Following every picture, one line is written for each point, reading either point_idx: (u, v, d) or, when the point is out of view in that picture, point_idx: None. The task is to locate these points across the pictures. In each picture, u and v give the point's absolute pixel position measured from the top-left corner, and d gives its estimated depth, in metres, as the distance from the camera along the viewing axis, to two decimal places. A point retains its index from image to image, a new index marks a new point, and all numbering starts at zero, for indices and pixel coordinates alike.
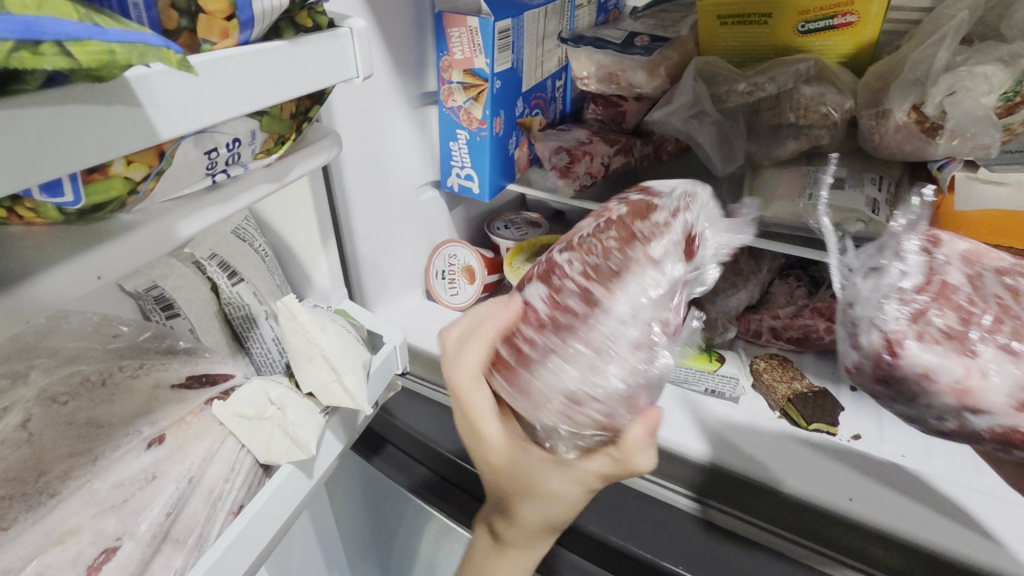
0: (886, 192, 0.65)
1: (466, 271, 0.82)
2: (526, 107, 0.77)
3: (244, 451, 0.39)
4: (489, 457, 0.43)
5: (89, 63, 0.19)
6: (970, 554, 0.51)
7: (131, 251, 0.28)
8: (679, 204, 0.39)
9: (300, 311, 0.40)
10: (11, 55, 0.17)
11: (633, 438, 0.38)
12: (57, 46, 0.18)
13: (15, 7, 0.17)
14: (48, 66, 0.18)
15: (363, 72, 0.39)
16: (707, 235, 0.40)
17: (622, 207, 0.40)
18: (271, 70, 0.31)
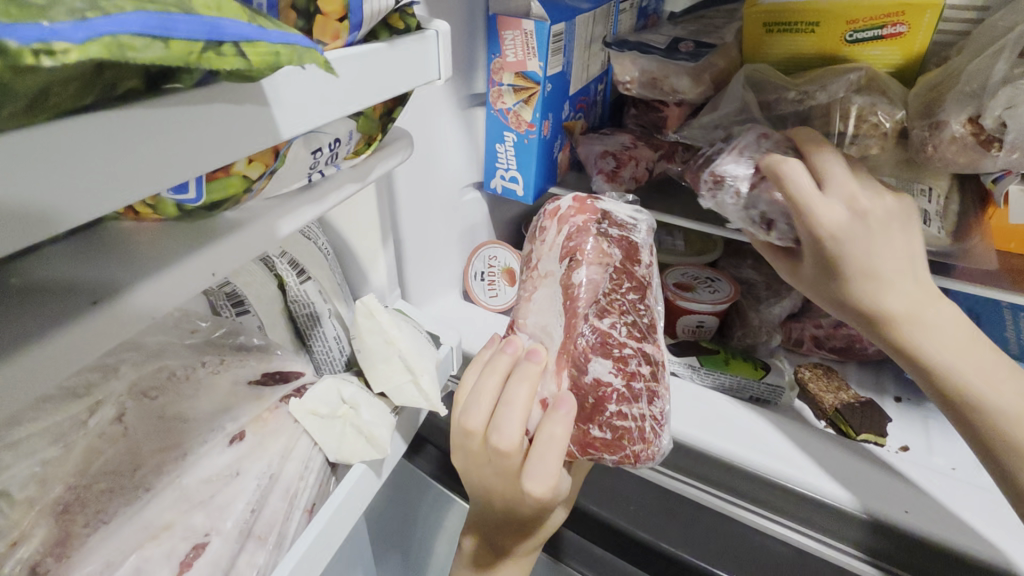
0: (936, 204, 0.66)
1: (507, 272, 0.82)
2: (571, 110, 0.77)
3: (316, 449, 0.40)
4: (471, 448, 0.51)
5: (260, 65, 0.19)
6: None
7: (240, 249, 0.28)
8: (627, 242, 0.50)
9: (378, 310, 0.41)
10: (199, 55, 0.17)
11: (558, 431, 0.46)
12: (235, 47, 0.18)
13: (201, 9, 0.18)
14: (228, 68, 0.18)
15: (444, 74, 0.39)
16: (648, 263, 0.51)
17: (588, 243, 0.49)
18: (371, 72, 0.31)
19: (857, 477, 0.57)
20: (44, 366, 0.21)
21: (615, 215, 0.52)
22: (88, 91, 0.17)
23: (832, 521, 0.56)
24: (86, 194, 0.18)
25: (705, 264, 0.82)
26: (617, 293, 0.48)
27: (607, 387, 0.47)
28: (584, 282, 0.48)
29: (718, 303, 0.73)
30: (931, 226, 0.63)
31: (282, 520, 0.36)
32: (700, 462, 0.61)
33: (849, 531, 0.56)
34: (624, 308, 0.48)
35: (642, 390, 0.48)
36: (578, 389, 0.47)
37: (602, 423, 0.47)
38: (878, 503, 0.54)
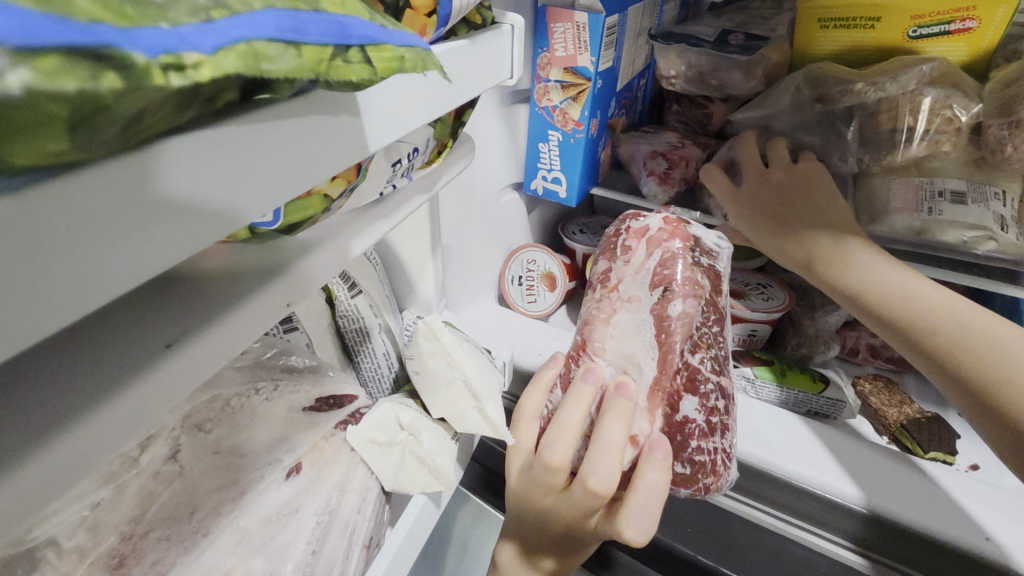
0: (1011, 208, 0.61)
1: (547, 277, 0.79)
2: (616, 107, 0.73)
3: (373, 478, 0.37)
4: (539, 478, 0.47)
5: (383, 70, 0.17)
6: None
7: (313, 274, 0.25)
8: (717, 271, 0.47)
9: (442, 331, 0.37)
10: (331, 61, 0.15)
11: (653, 478, 0.43)
12: (362, 51, 0.16)
13: (326, 4, 0.16)
14: (355, 78, 0.16)
15: (517, 72, 0.35)
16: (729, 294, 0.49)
17: (684, 272, 0.45)
18: (455, 71, 0.27)
19: (942, 501, 0.50)
20: (147, 400, 0.18)
21: (705, 241, 0.48)
22: (185, 110, 0.14)
23: (919, 553, 0.50)
24: (196, 162, 0.15)
25: (754, 269, 0.78)
26: (707, 328, 0.45)
27: (692, 424, 0.45)
28: (681, 317, 0.44)
29: (773, 310, 0.69)
30: (1012, 231, 0.58)
31: (342, 559, 0.33)
32: (749, 478, 0.57)
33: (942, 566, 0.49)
34: (710, 343, 0.46)
35: (720, 426, 0.46)
36: (669, 427, 0.46)
37: (683, 458, 0.46)
38: (955, 528, 0.48)
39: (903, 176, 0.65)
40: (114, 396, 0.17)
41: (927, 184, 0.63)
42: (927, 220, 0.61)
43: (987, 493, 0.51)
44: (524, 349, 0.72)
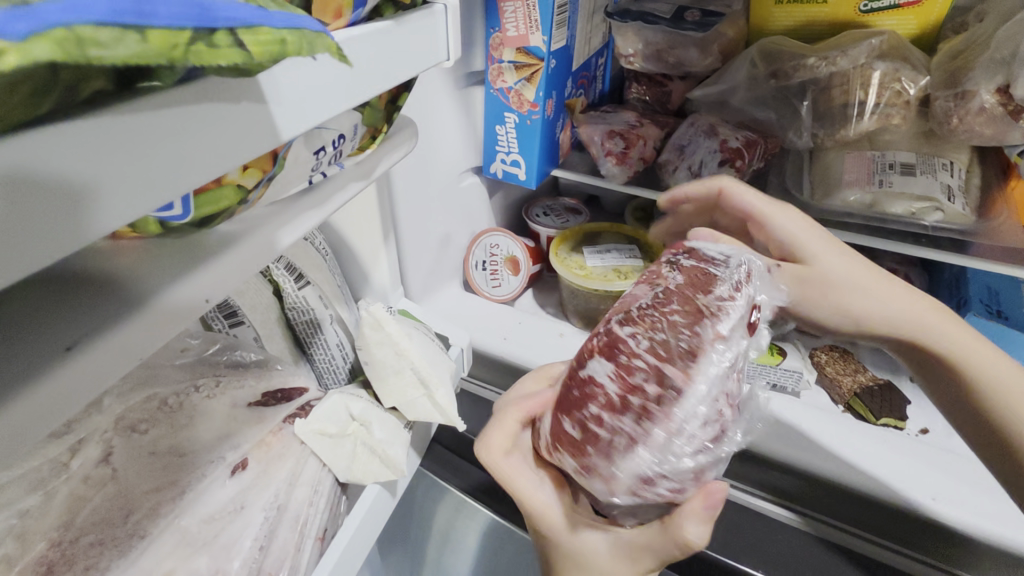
0: (958, 179, 0.63)
1: (510, 261, 0.79)
2: (573, 87, 0.73)
3: (325, 470, 0.37)
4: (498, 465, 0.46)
5: (260, 54, 0.17)
6: None
7: (234, 269, 0.25)
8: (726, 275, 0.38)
9: (386, 320, 0.36)
10: (189, 46, 0.15)
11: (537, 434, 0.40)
12: (231, 34, 0.16)
13: None
14: (223, 61, 0.16)
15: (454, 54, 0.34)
16: (735, 303, 0.37)
17: (674, 274, 0.39)
18: (379, 54, 0.27)
19: (895, 470, 0.52)
20: (51, 402, 0.18)
21: (707, 250, 0.40)
22: (43, 98, 0.14)
23: (873, 517, 0.53)
24: (111, 184, 0.16)
25: None
26: (656, 309, 0.36)
27: (597, 388, 0.36)
28: (631, 296, 0.39)
29: None
30: (958, 201, 0.59)
31: (293, 552, 0.33)
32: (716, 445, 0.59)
33: (894, 528, 0.52)
34: (654, 322, 0.36)
35: (635, 407, 0.35)
36: (572, 379, 0.38)
37: (576, 418, 0.37)
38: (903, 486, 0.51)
39: (856, 151, 0.66)
40: (10, 399, 0.17)
41: (878, 157, 0.64)
42: (878, 193, 0.62)
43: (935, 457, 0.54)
44: (488, 335, 0.73)
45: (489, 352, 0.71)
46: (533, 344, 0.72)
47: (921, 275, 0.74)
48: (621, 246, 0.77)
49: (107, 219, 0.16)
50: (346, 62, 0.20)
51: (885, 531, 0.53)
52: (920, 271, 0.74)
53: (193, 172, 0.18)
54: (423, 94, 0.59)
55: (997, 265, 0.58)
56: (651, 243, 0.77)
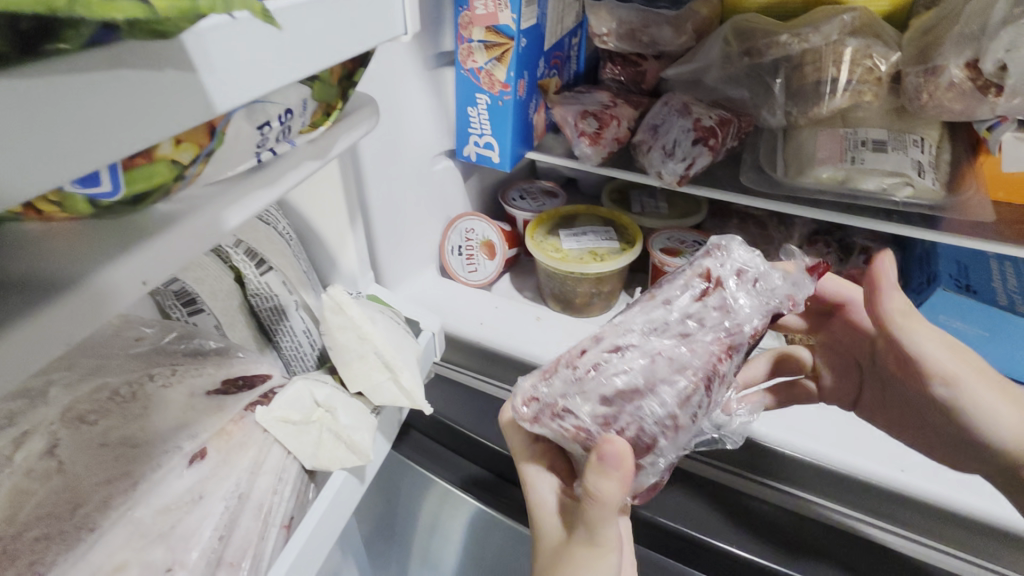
0: (928, 155, 0.63)
1: (486, 245, 0.78)
2: (545, 67, 0.72)
3: (290, 458, 0.36)
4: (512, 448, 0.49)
5: (165, 11, 0.17)
6: None
7: (175, 249, 0.24)
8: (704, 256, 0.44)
9: (349, 304, 0.35)
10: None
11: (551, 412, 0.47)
12: None
13: None
14: (122, 16, 0.16)
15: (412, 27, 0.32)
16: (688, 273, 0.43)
17: None
18: (322, 24, 0.25)
19: (855, 444, 0.56)
20: None
21: None
22: None
23: (837, 485, 0.54)
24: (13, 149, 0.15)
25: (690, 226, 0.79)
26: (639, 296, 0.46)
27: None
28: None
29: None
30: (927, 176, 0.60)
31: (256, 541, 0.32)
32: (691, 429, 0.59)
33: (858, 497, 0.53)
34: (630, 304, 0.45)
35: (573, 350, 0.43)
36: None
37: None
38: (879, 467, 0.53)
39: (828, 129, 0.65)
40: None
41: (851, 135, 0.63)
42: (849, 170, 0.62)
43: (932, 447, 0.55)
44: (465, 323, 0.72)
45: (465, 337, 0.70)
46: (510, 328, 0.72)
47: (894, 251, 0.75)
48: (597, 229, 0.76)
49: (24, 191, 0.15)
50: (273, 22, 0.20)
51: (848, 501, 0.54)
52: (892, 247, 0.75)
53: (112, 139, 0.18)
54: (377, 74, 0.57)
55: (965, 239, 0.59)
56: (627, 224, 0.76)
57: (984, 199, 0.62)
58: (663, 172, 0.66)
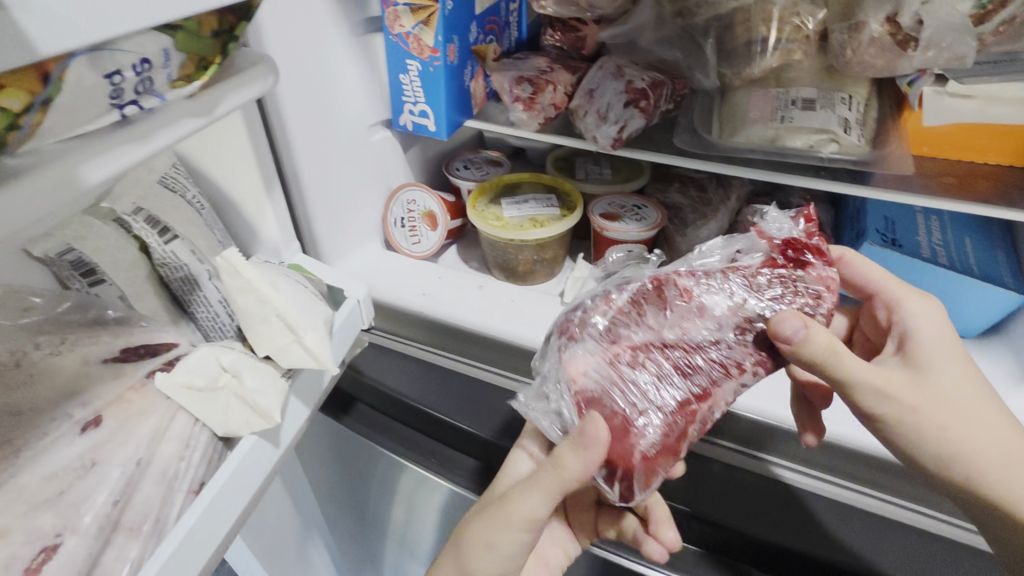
0: (855, 112, 0.64)
1: (427, 216, 0.77)
2: (480, 32, 0.70)
3: (199, 425, 0.36)
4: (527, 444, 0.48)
5: None
6: None
7: (22, 202, 0.23)
8: None
9: (244, 266, 0.34)
10: None
11: None
12: None
13: None
14: None
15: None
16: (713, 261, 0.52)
17: None
18: None
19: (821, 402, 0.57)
20: None
21: None
22: None
23: (782, 441, 0.56)
24: None
25: (632, 191, 0.80)
26: None
27: None
28: None
29: (644, 230, 0.71)
30: (852, 132, 0.61)
31: (159, 505, 0.33)
32: None
33: (805, 451, 0.56)
34: None
35: None
36: None
37: None
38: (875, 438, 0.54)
39: (762, 89, 0.66)
40: None
41: (782, 94, 0.65)
42: (778, 129, 0.63)
43: None
44: (409, 297, 0.71)
45: (406, 309, 0.70)
46: (451, 298, 0.72)
47: (828, 210, 0.76)
48: (539, 196, 0.76)
49: None
50: None
51: (801, 458, 0.56)
52: (826, 205, 0.77)
53: None
54: (285, 30, 0.54)
55: (891, 193, 0.60)
56: (569, 190, 0.77)
57: (905, 153, 0.65)
58: (598, 135, 0.65)
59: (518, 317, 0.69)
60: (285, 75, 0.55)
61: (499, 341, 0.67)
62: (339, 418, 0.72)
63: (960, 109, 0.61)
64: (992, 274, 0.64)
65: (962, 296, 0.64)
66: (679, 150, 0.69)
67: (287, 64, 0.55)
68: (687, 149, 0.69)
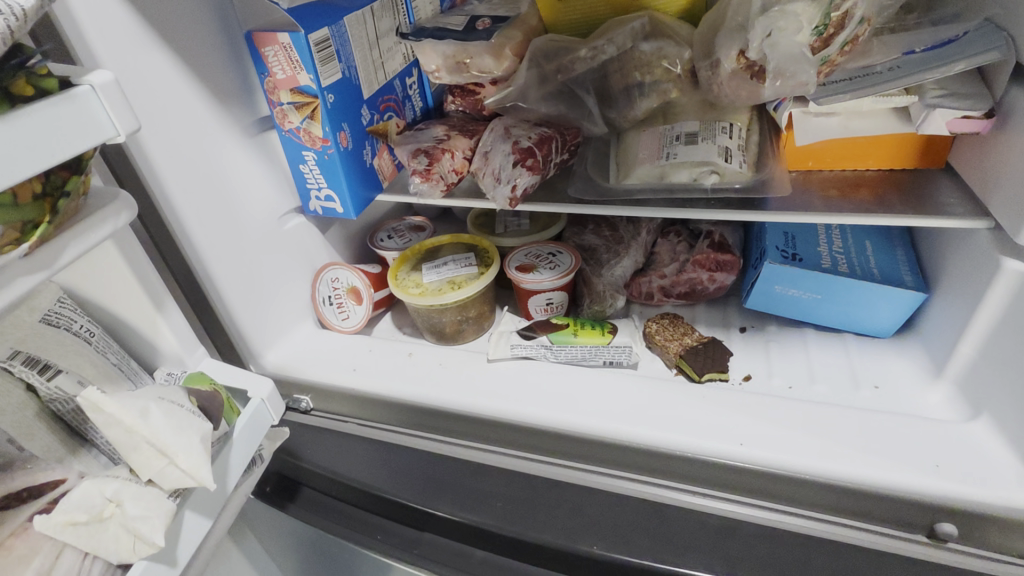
0: (737, 139, 0.67)
1: (352, 292, 0.80)
2: (375, 114, 0.73)
3: (89, 558, 0.37)
4: None
5: None
6: (974, 496, 0.51)
7: None
8: None
9: (104, 400, 0.36)
10: None
11: None
12: None
13: None
14: None
15: (137, 123, 0.36)
16: None
17: None
18: None
19: (758, 435, 0.58)
20: None
21: None
22: None
23: (718, 474, 0.57)
24: None
25: (550, 238, 0.82)
26: None
27: None
28: None
29: (557, 278, 0.73)
30: (730, 162, 0.64)
31: None
32: (561, 440, 0.63)
33: (743, 480, 0.57)
34: None
35: None
36: None
37: None
38: (832, 464, 0.54)
39: (651, 127, 0.71)
40: None
41: (669, 131, 0.69)
42: (666, 166, 0.67)
43: (879, 427, 0.58)
44: (340, 376, 0.72)
45: (336, 389, 0.71)
46: (383, 370, 0.72)
47: (736, 232, 0.79)
48: (458, 257, 0.78)
49: None
50: None
51: (779, 497, 0.56)
52: (734, 228, 0.79)
53: None
54: (166, 142, 0.56)
55: (781, 215, 0.63)
56: (487, 248, 0.79)
57: (786, 174, 0.67)
58: (496, 195, 0.69)
59: (448, 380, 0.70)
60: (171, 183, 0.57)
61: (434, 409, 0.67)
62: (283, 506, 0.69)
63: (826, 127, 0.65)
64: (893, 276, 0.66)
65: (868, 301, 0.66)
66: (583, 198, 0.71)
67: (175, 176, 0.57)
68: (588, 199, 0.70)
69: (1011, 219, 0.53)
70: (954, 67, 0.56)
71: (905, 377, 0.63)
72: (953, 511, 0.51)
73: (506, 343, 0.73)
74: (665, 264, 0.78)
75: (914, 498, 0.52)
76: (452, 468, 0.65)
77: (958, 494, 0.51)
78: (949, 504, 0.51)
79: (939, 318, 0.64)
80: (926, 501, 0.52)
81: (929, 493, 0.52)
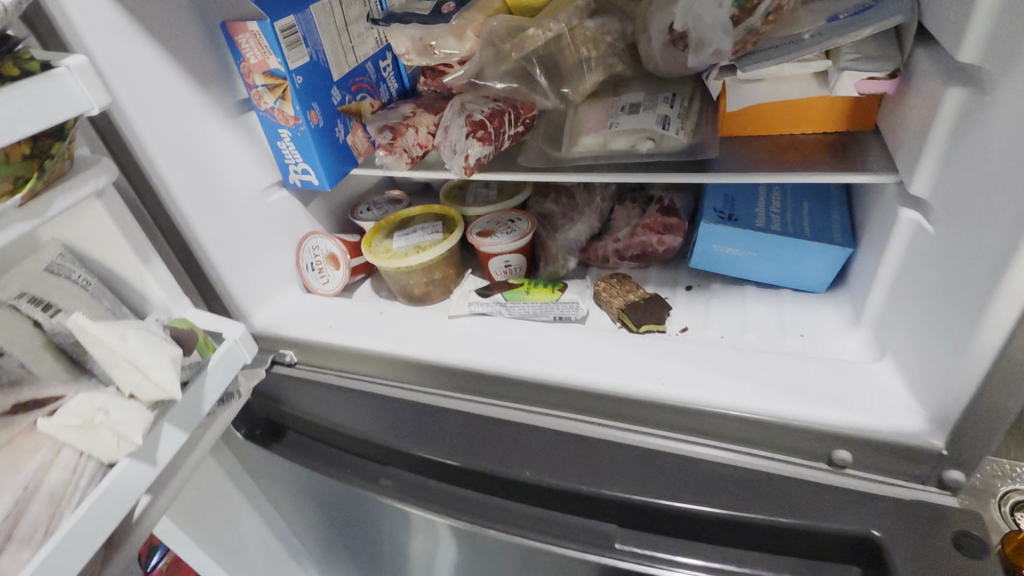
0: (677, 108, 0.72)
1: (330, 258, 0.87)
2: (346, 94, 0.80)
3: (83, 455, 0.45)
4: None
5: None
6: (868, 425, 0.55)
7: None
8: None
9: (88, 324, 0.44)
10: None
11: None
12: None
13: None
14: None
15: (108, 99, 0.43)
16: None
17: None
18: None
19: (680, 376, 0.64)
20: None
21: None
22: None
23: (645, 411, 0.63)
24: None
25: (513, 207, 0.88)
26: None
27: None
28: None
29: (513, 242, 0.79)
30: (664, 129, 0.69)
31: (47, 520, 0.43)
32: (509, 385, 0.69)
33: (665, 415, 0.63)
34: None
35: None
36: None
37: None
38: (745, 400, 0.60)
39: (600, 101, 0.77)
40: None
41: (614, 103, 0.75)
42: (607, 134, 0.73)
43: (794, 369, 0.63)
44: (318, 332, 0.80)
45: (313, 343, 0.79)
46: (358, 327, 0.80)
47: (686, 197, 0.84)
48: (427, 225, 0.85)
49: None
50: None
51: (700, 431, 0.62)
52: (685, 194, 0.84)
53: None
54: (154, 121, 0.64)
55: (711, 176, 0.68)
56: (454, 217, 0.85)
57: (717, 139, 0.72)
58: (453, 165, 0.75)
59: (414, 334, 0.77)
60: (160, 157, 0.65)
61: (398, 359, 0.75)
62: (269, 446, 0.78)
63: (757, 92, 0.69)
64: (822, 233, 0.71)
65: (798, 256, 0.71)
66: (536, 166, 0.77)
67: (163, 151, 0.65)
68: (541, 167, 0.76)
69: (907, 171, 0.57)
70: (863, 31, 0.60)
71: (827, 326, 0.68)
72: (850, 439, 0.56)
73: (465, 301, 0.80)
74: (619, 228, 0.84)
75: (816, 428, 0.57)
76: (412, 411, 0.73)
77: (854, 424, 0.56)
78: (845, 432, 0.56)
79: (861, 272, 0.68)
80: (826, 432, 0.57)
81: (828, 423, 0.57)
